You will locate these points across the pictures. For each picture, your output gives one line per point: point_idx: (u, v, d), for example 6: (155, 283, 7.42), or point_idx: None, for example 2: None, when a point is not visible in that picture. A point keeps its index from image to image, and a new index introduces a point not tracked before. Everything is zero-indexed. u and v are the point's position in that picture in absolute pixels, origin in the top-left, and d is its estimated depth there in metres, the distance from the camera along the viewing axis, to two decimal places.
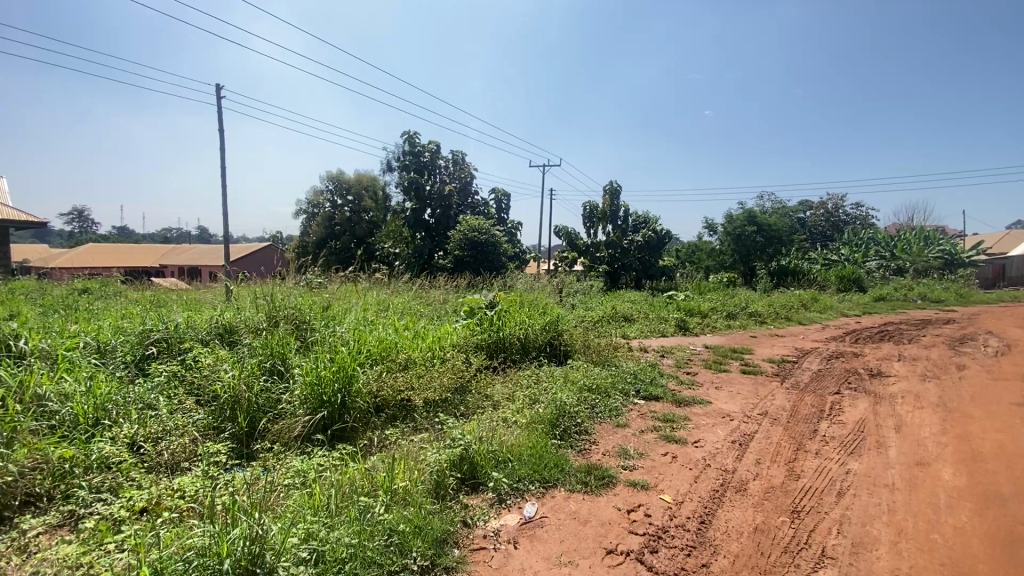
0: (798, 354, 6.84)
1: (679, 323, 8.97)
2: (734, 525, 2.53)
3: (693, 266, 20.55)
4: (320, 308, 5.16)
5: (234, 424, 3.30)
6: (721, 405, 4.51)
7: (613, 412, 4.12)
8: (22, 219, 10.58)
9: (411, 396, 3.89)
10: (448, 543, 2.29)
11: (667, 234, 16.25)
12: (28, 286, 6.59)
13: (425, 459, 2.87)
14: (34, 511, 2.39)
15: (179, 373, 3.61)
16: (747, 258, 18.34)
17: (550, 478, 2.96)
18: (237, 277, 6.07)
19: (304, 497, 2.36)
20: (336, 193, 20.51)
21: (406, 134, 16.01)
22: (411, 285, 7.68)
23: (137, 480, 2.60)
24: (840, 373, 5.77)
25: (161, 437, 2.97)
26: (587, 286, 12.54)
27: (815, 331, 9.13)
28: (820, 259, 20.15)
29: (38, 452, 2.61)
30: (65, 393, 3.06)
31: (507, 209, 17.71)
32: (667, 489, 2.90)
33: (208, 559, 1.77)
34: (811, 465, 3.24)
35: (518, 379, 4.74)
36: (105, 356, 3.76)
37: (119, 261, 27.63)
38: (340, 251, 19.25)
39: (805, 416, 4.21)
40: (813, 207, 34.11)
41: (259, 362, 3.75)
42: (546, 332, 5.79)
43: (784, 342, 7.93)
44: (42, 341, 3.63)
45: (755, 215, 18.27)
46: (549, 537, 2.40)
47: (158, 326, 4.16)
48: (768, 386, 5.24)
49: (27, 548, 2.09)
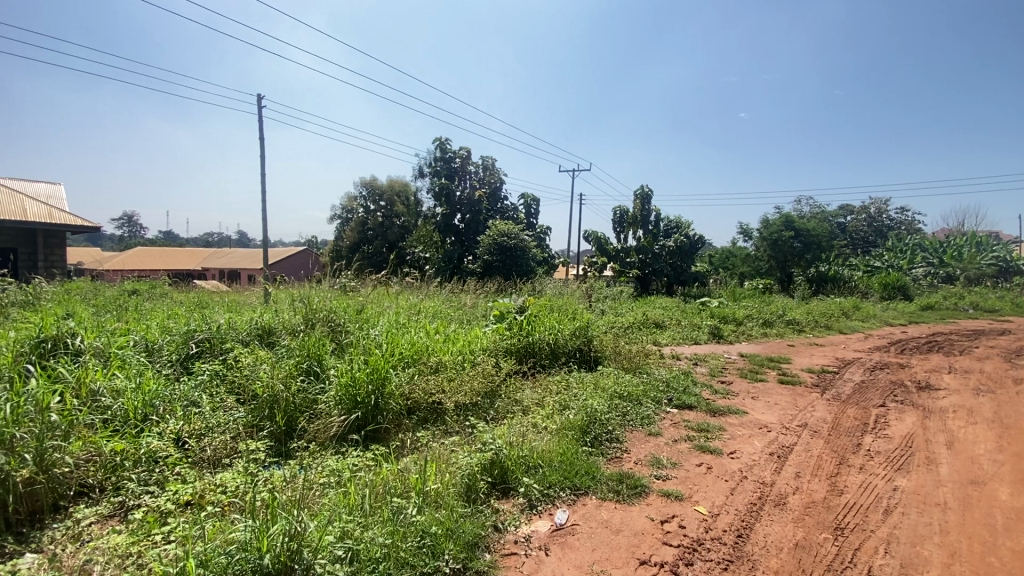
0: (838, 364, 6.59)
1: (712, 331, 8.76)
2: (773, 540, 2.44)
3: (728, 272, 20.55)
4: (353, 312, 5.27)
5: (273, 422, 3.38)
6: (757, 415, 4.38)
7: (645, 420, 4.06)
8: (78, 223, 11.24)
9: (442, 399, 3.90)
10: (480, 548, 2.29)
11: (700, 240, 15.98)
12: (83, 287, 7.00)
13: (456, 462, 2.88)
14: (87, 501, 2.53)
15: (221, 373, 3.76)
16: (785, 264, 17.83)
17: (581, 485, 2.93)
18: (275, 279, 6.30)
19: (339, 496, 2.40)
20: (369, 198, 20.91)
21: (437, 140, 16.33)
22: (442, 288, 7.79)
23: (181, 475, 2.70)
24: (885, 385, 5.51)
25: (204, 434, 3.10)
26: (617, 292, 12.39)
27: (858, 340, 8.74)
28: (861, 265, 19.48)
29: (91, 445, 2.72)
30: (116, 388, 3.20)
31: (536, 214, 17.77)
32: (702, 501, 2.82)
33: (249, 554, 1.82)
34: (856, 480, 3.10)
35: (548, 385, 4.71)
36: (153, 355, 3.92)
37: (165, 262, 29.04)
38: (372, 255, 19.75)
39: (847, 429, 4.06)
40: (855, 211, 33.04)
41: (296, 362, 3.85)
42: (576, 338, 5.76)
43: (825, 351, 7.65)
44: (95, 338, 3.80)
45: (793, 220, 17.51)
46: (581, 545, 2.38)
47: (201, 326, 4.35)
48: (808, 397, 5.05)
49: (80, 537, 2.23)
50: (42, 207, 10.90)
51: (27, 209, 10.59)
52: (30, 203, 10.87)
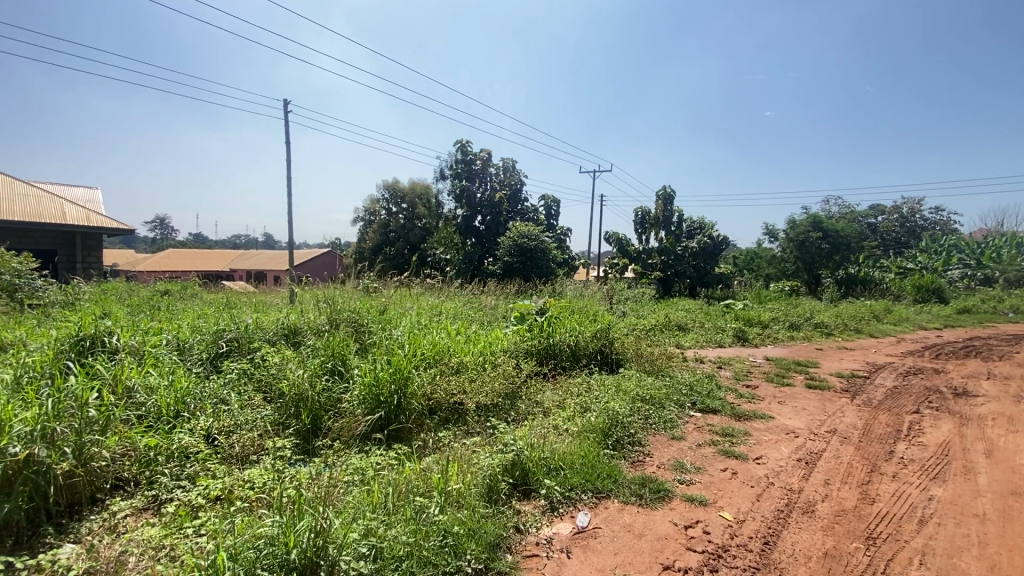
0: (869, 369, 6.40)
1: (737, 334, 8.61)
2: (802, 548, 2.38)
3: (752, 275, 20.35)
4: (376, 312, 5.34)
5: (298, 420, 3.44)
6: (784, 421, 4.28)
7: (668, 424, 4.01)
8: (113, 225, 11.65)
9: (463, 399, 3.92)
10: (501, 548, 2.29)
11: (724, 240, 15.72)
12: (119, 288, 7.24)
13: (478, 462, 2.89)
14: (123, 494, 2.62)
15: (249, 372, 3.86)
16: (812, 266, 17.42)
17: (603, 488, 2.91)
18: (300, 280, 6.41)
19: (363, 494, 2.43)
20: (391, 201, 21.16)
21: (458, 142, 16.46)
22: (464, 290, 7.84)
23: (211, 470, 2.78)
24: (919, 391, 5.32)
25: (233, 430, 3.18)
26: (639, 294, 12.28)
27: (889, 345, 8.48)
28: (892, 268, 18.91)
29: (127, 440, 2.81)
30: (150, 385, 3.31)
31: (556, 215, 17.75)
32: (727, 506, 2.77)
33: (277, 549, 1.86)
34: (888, 489, 3.01)
35: (568, 386, 4.69)
36: (184, 353, 4.04)
37: (194, 264, 29.93)
38: (394, 257, 19.97)
39: (878, 436, 3.93)
40: (886, 211, 32.12)
41: (321, 362, 3.92)
42: (597, 340, 5.73)
43: (855, 355, 7.43)
44: (130, 337, 3.93)
45: (821, 220, 17.10)
46: (603, 549, 2.36)
47: (230, 326, 4.47)
48: (837, 402, 4.91)
49: (116, 529, 2.31)
50: (81, 211, 11.33)
51: (66, 212, 11.02)
52: (70, 207, 11.30)
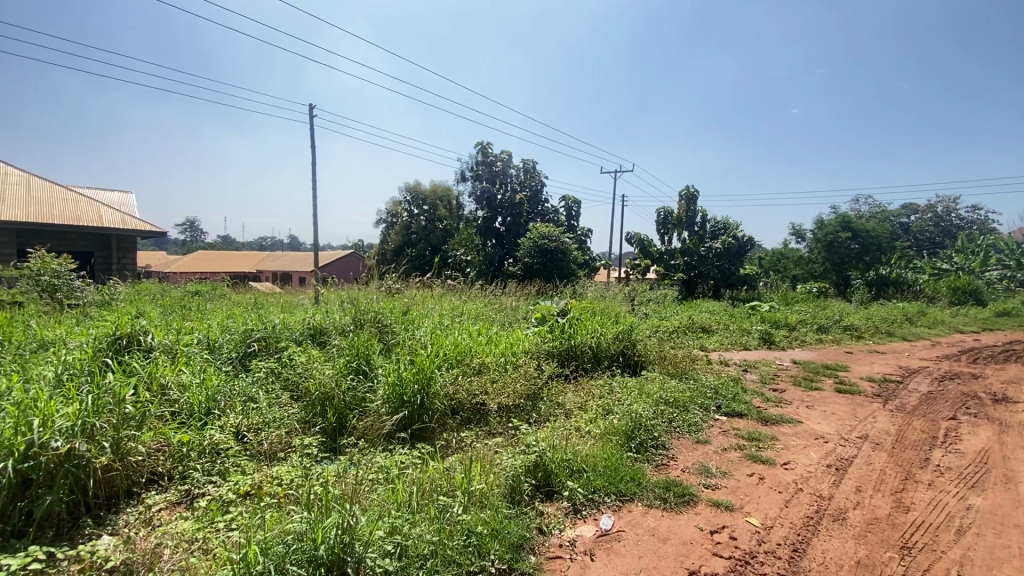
0: (902, 373, 6.19)
1: (763, 336, 8.44)
2: (833, 556, 2.32)
3: (779, 275, 19.93)
4: (399, 312, 5.41)
5: (324, 419, 3.50)
6: (813, 425, 4.18)
7: (693, 428, 3.95)
8: (146, 228, 12.04)
9: (485, 400, 3.93)
10: (525, 549, 2.29)
11: (749, 241, 15.43)
12: (152, 288, 7.49)
13: (501, 463, 2.90)
14: (157, 488, 2.71)
15: (277, 370, 3.95)
16: (841, 267, 16.98)
17: (626, 491, 2.88)
18: (325, 281, 6.52)
19: (388, 492, 2.47)
20: (413, 203, 21.37)
21: (479, 144, 16.59)
22: (485, 291, 7.88)
23: (241, 466, 2.86)
24: (956, 397, 5.14)
25: (261, 428, 3.26)
26: (661, 295, 12.14)
27: (923, 348, 8.20)
28: (927, 268, 18.24)
29: (161, 436, 2.91)
30: (183, 383, 3.41)
31: (577, 216, 17.69)
32: (754, 512, 2.72)
33: (306, 544, 1.90)
34: (924, 497, 2.91)
35: (590, 389, 4.66)
36: (215, 352, 4.15)
37: (223, 265, 30.77)
38: (415, 259, 20.15)
39: (913, 442, 3.80)
40: (920, 211, 31.12)
41: (347, 361, 3.98)
42: (619, 342, 5.69)
43: (887, 359, 7.21)
44: (164, 336, 4.06)
45: (851, 220, 16.68)
46: (628, 552, 2.34)
47: (259, 326, 4.59)
48: (868, 407, 4.76)
49: (151, 522, 2.39)
50: (117, 214, 11.73)
51: (103, 216, 11.43)
52: (106, 211, 11.72)
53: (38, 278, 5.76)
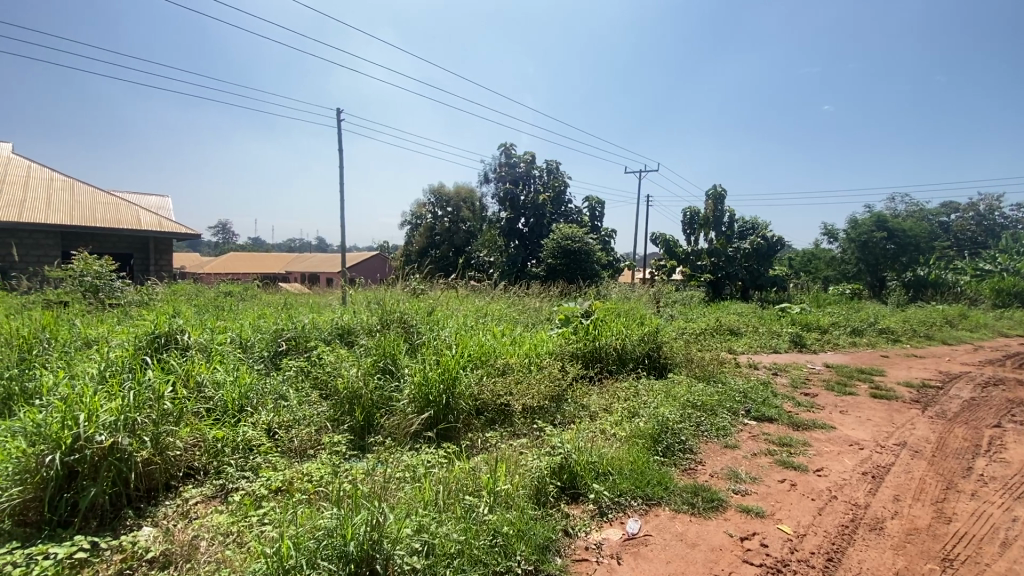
0: (943, 379, 5.94)
1: (794, 339, 8.22)
2: (869, 567, 2.25)
3: (810, 276, 19.47)
4: (425, 313, 5.48)
5: (352, 417, 3.56)
6: (847, 431, 4.05)
7: (721, 432, 3.88)
8: (181, 231, 12.45)
9: (510, 401, 3.94)
10: (551, 551, 2.29)
11: (778, 241, 15.05)
12: (188, 289, 7.74)
13: (527, 464, 2.90)
14: (194, 482, 2.80)
15: (307, 369, 4.05)
16: (876, 268, 16.54)
17: (653, 495, 2.85)
18: (351, 282, 6.62)
19: (415, 491, 2.49)
20: (437, 205, 21.57)
21: (503, 146, 16.69)
22: (509, 292, 7.89)
23: (272, 463, 2.93)
24: (1001, 404, 4.90)
25: (292, 425, 3.34)
26: (687, 297, 11.94)
27: (965, 353, 7.86)
28: (968, 269, 17.50)
29: (197, 431, 3.00)
30: (217, 380, 3.51)
31: (600, 217, 17.58)
32: (786, 519, 2.65)
33: (336, 540, 1.93)
34: (966, 508, 2.79)
35: (615, 391, 4.62)
36: (247, 351, 4.27)
37: (254, 266, 31.62)
38: (439, 259, 20.32)
39: (954, 450, 3.65)
40: (961, 210, 29.96)
41: (374, 361, 4.04)
42: (644, 344, 5.63)
43: (926, 364, 6.94)
44: (199, 335, 4.19)
45: (886, 220, 16.35)
46: (655, 557, 2.31)
47: (289, 326, 4.71)
48: (906, 413, 4.59)
49: (189, 515, 2.47)
50: (154, 217, 12.18)
51: (141, 219, 11.87)
52: (145, 214, 12.17)
53: (82, 278, 6.03)
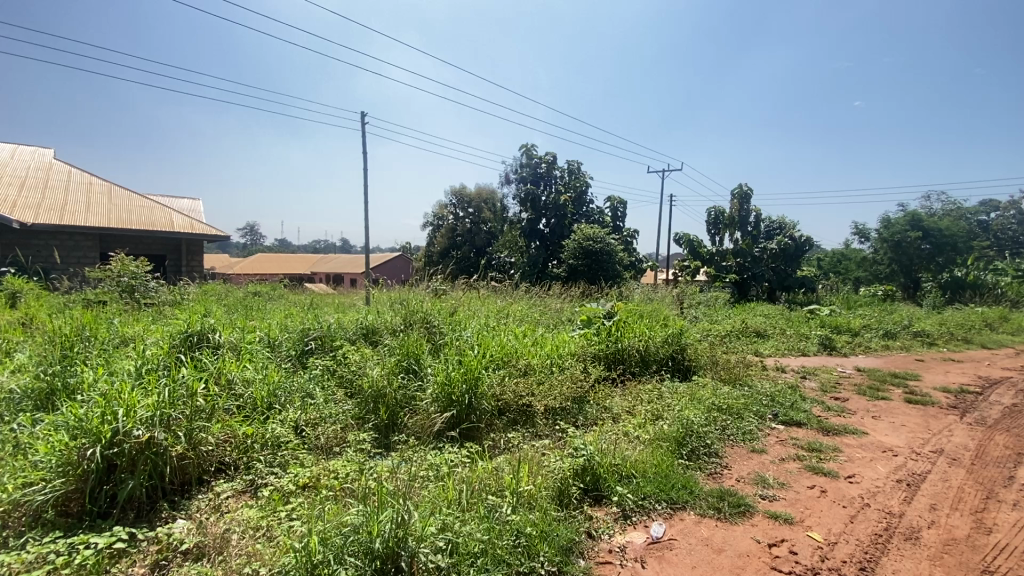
0: (982, 384, 5.70)
1: (823, 342, 8.01)
2: None
3: (840, 277, 18.99)
4: (447, 313, 5.52)
5: (376, 416, 3.61)
6: (880, 437, 3.92)
7: (748, 436, 3.81)
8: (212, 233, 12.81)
9: (532, 401, 3.94)
10: (574, 553, 2.28)
11: (807, 241, 14.68)
12: (218, 289, 7.96)
13: (549, 465, 2.90)
14: (225, 477, 2.88)
15: (332, 368, 4.12)
16: (910, 269, 16.04)
17: (678, 499, 2.81)
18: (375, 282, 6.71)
19: (439, 489, 2.52)
20: (459, 206, 21.69)
21: (524, 147, 16.69)
22: (530, 292, 7.89)
23: (300, 459, 3.00)
24: None
25: (318, 423, 3.40)
26: (712, 298, 11.73)
27: (1007, 357, 7.54)
28: (1010, 270, 16.75)
29: (228, 427, 3.08)
30: (247, 378, 3.59)
31: (622, 217, 17.42)
32: (816, 526, 2.58)
33: (362, 537, 1.97)
34: (1008, 519, 2.67)
35: (638, 393, 4.56)
36: (275, 350, 4.37)
37: (281, 266, 32.39)
38: (460, 260, 20.43)
39: (995, 459, 3.50)
40: (1002, 209, 28.78)
41: (397, 360, 4.09)
42: (668, 346, 5.55)
43: (965, 368, 6.67)
44: (230, 334, 4.30)
45: (921, 219, 15.88)
46: (680, 561, 2.28)
47: (316, 326, 4.79)
48: (943, 420, 4.42)
49: (220, 508, 2.55)
50: (186, 220, 12.57)
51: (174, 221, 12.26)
52: (177, 217, 12.57)
53: (119, 279, 6.26)
